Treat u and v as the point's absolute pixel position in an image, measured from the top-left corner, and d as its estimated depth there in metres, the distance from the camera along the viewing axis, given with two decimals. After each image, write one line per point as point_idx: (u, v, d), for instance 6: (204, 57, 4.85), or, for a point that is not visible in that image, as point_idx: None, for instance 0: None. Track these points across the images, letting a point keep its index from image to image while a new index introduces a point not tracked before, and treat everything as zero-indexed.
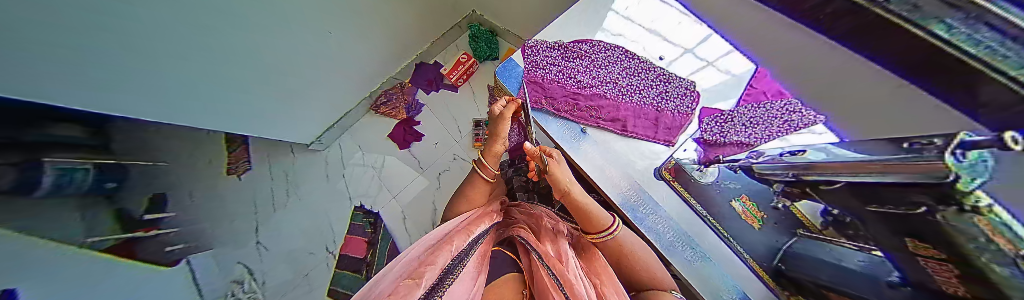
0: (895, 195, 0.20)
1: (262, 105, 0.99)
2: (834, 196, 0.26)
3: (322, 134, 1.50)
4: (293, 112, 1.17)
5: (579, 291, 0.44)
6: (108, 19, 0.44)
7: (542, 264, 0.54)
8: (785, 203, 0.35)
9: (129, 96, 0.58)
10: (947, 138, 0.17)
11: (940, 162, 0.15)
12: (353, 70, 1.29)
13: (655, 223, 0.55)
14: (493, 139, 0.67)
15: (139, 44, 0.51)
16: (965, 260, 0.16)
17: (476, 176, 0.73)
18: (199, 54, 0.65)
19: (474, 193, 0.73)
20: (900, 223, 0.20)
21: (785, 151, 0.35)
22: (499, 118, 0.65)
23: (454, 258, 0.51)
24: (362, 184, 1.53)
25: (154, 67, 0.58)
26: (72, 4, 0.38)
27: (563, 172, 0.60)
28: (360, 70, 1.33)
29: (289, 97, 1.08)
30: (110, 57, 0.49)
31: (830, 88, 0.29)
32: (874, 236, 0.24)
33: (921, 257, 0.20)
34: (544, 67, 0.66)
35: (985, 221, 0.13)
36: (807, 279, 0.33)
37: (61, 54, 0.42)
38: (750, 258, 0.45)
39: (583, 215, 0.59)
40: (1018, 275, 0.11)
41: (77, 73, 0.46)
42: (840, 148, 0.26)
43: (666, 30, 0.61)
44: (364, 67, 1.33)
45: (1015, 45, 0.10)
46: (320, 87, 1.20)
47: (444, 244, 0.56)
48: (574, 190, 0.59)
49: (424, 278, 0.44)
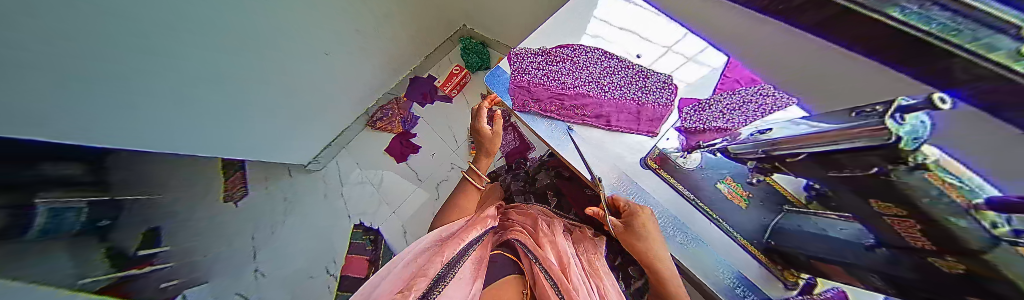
0: (854, 159, 0.21)
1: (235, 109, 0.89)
2: (801, 166, 0.27)
3: (320, 153, 1.50)
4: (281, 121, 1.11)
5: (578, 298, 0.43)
6: (110, 18, 0.45)
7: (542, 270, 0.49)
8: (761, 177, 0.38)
9: (108, 110, 0.54)
10: (886, 105, 0.19)
11: (886, 126, 0.17)
12: (346, 81, 1.28)
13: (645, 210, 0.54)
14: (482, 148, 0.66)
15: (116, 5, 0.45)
16: (924, 214, 0.18)
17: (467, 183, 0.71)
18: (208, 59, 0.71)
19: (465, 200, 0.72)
20: (863, 186, 0.22)
21: (757, 131, 0.37)
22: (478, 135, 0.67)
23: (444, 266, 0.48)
24: (363, 201, 1.52)
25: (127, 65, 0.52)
26: None
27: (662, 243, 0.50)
28: (348, 83, 1.31)
29: (278, 94, 1.03)
30: (106, 69, 0.50)
31: (813, 73, 0.35)
32: (847, 204, 0.26)
33: (883, 217, 0.22)
34: (529, 72, 0.65)
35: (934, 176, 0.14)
36: (796, 252, 0.36)
37: (34, 31, 0.36)
38: (738, 235, 0.46)
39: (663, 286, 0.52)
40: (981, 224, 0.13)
41: (79, 91, 0.47)
42: (806, 122, 0.28)
43: (645, 31, 0.64)
44: (354, 79, 1.32)
45: (940, 17, 0.20)
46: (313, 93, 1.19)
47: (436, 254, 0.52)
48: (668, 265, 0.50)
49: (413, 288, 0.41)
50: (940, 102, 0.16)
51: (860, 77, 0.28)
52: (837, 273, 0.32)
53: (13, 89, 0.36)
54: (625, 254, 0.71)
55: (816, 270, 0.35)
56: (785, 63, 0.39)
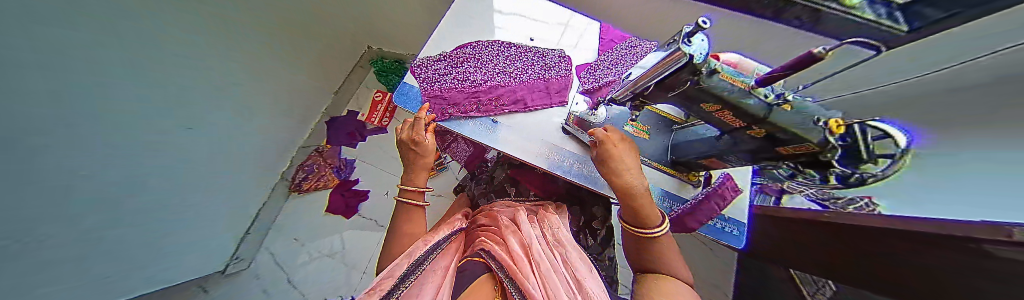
0: (679, 79, 0.27)
1: (137, 210, 0.61)
2: (655, 94, 0.35)
3: (239, 250, 1.10)
4: (206, 203, 0.83)
5: (527, 286, 0.29)
6: (97, 42, 0.40)
7: (494, 268, 0.35)
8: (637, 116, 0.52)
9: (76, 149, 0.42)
10: (677, 36, 0.25)
11: (682, 50, 0.23)
12: (262, 137, 1.01)
13: (582, 170, 0.53)
14: (410, 158, 0.48)
15: (104, 36, 0.40)
16: (730, 105, 0.26)
17: (404, 203, 0.48)
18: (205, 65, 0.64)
19: (412, 225, 0.47)
20: (695, 98, 0.29)
21: (627, 76, 0.43)
22: (414, 145, 0.47)
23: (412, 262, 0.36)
24: (326, 277, 1.22)
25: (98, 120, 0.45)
26: (35, 9, 0.29)
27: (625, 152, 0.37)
28: (268, 141, 1.05)
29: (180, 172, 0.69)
30: (110, 70, 0.44)
31: (665, 24, 0.71)
32: (697, 113, 0.34)
33: (712, 113, 0.31)
34: (436, 80, 0.57)
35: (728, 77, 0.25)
36: (690, 158, 0.45)
37: (21, 76, 0.31)
38: (652, 162, 0.52)
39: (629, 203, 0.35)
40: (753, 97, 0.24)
41: (95, 96, 0.43)
42: (649, 59, 0.33)
43: (535, 16, 0.64)
44: (268, 136, 1.05)
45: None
46: (235, 160, 0.90)
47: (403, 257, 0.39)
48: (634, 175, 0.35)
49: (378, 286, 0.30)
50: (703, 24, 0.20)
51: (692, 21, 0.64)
52: (713, 163, 0.42)
53: (9, 103, 0.30)
54: (586, 211, 0.77)
55: (704, 166, 0.45)
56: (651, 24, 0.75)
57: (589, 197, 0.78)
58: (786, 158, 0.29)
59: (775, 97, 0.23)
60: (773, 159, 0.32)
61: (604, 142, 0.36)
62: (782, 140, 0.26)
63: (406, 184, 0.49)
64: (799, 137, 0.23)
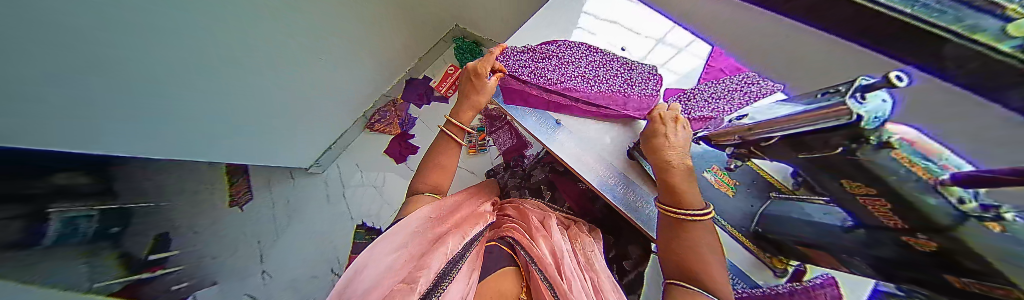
0: (819, 141, 0.24)
1: None
2: (772, 150, 0.31)
3: (320, 158, 1.44)
4: None
5: None
6: None
7: None
8: (739, 164, 0.40)
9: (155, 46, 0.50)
10: (848, 84, 0.22)
11: (846, 104, 0.20)
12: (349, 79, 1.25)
13: (632, 197, 0.49)
14: (467, 92, 0.54)
15: None
16: (904, 202, 0.20)
17: (445, 135, 0.54)
18: (276, 44, 0.82)
19: (446, 158, 0.52)
20: (837, 170, 0.24)
21: (736, 117, 0.39)
22: (476, 79, 0.53)
23: (449, 261, 0.37)
24: (363, 204, 1.47)
25: (193, 90, 0.66)
26: None
27: (680, 139, 0.40)
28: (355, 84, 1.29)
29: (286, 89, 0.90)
30: None
31: (774, 47, 0.31)
32: (827, 191, 0.28)
33: (857, 196, 0.24)
34: (514, 70, 0.60)
35: (897, 153, 0.18)
36: (786, 238, 0.37)
37: None
38: (727, 224, 0.46)
39: (672, 181, 0.38)
40: (944, 203, 0.17)
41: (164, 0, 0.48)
42: (780, 103, 0.29)
43: (633, 23, 0.58)
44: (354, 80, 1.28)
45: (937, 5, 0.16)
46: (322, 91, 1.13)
47: (438, 243, 0.40)
48: (681, 159, 0.38)
49: (419, 283, 0.33)
50: (896, 79, 0.17)
51: (825, 52, 0.25)
52: (817, 255, 0.34)
53: None
54: (619, 246, 0.71)
55: (801, 255, 0.37)
56: (749, 40, 0.34)
57: (629, 232, 0.72)
58: (958, 293, 0.21)
59: (979, 208, 0.15)
60: (933, 288, 0.23)
61: (652, 122, 0.41)
62: (968, 270, 0.19)
63: (452, 116, 0.53)
64: (999, 274, 0.16)
